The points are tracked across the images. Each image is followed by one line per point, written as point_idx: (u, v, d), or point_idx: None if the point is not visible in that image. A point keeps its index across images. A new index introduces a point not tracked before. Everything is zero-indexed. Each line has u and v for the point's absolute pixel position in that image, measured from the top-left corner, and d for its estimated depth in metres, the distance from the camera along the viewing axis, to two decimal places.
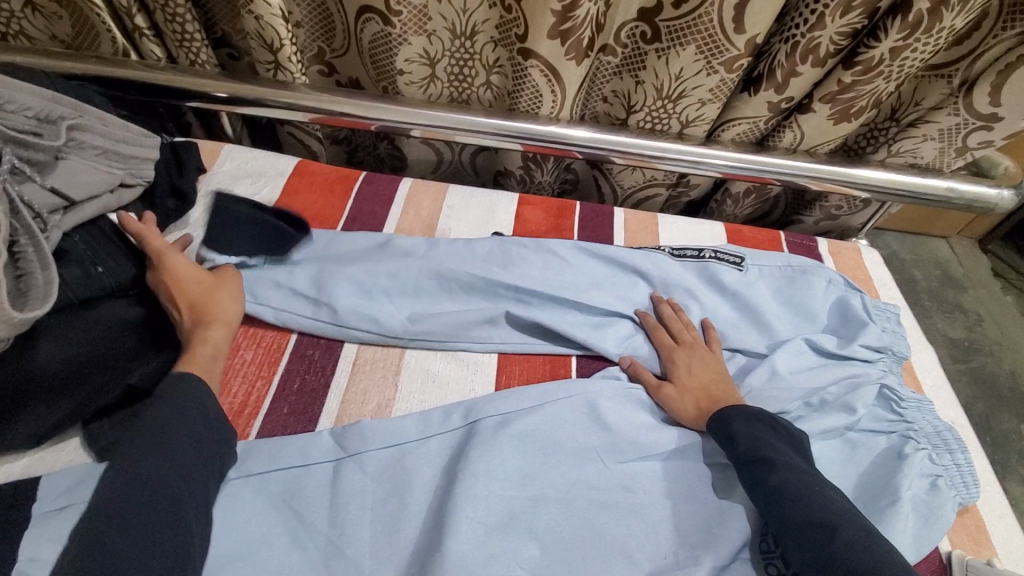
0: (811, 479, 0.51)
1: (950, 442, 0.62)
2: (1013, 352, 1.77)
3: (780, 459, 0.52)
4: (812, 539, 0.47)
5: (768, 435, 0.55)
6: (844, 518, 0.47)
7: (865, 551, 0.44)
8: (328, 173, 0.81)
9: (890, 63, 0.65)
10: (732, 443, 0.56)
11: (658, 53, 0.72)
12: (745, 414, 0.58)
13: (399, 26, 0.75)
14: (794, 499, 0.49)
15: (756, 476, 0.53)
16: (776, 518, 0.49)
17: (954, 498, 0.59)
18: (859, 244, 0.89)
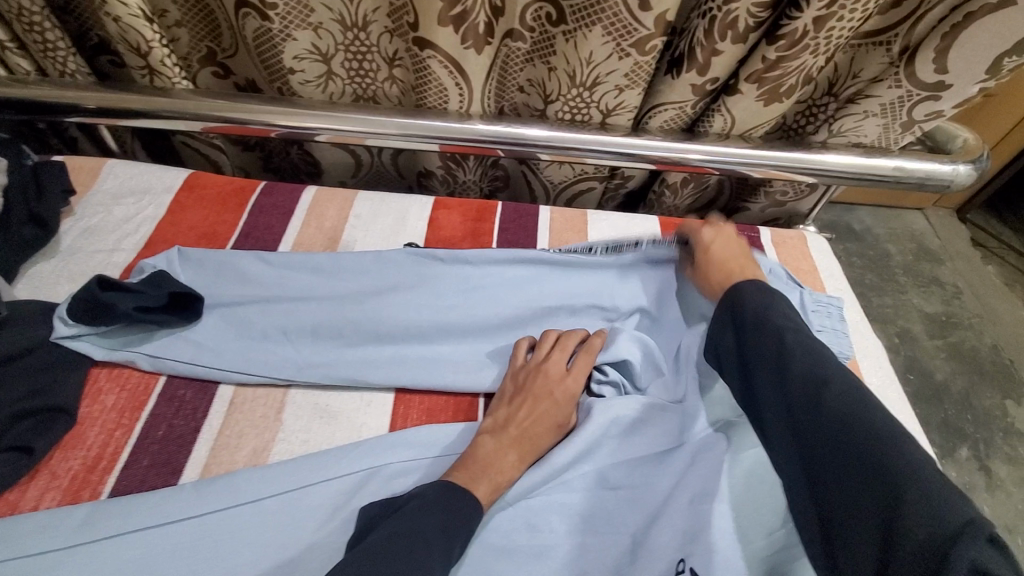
0: (814, 342, 0.49)
1: None
2: (994, 324, 1.72)
3: (780, 323, 0.51)
4: (803, 392, 0.46)
5: (770, 299, 0.54)
6: (841, 375, 0.46)
7: (861, 410, 0.43)
8: (220, 185, 0.74)
9: (817, 34, 0.58)
10: (736, 313, 0.55)
11: (566, 36, 0.65)
12: (751, 287, 0.56)
13: (278, 20, 0.67)
14: (792, 357, 0.48)
15: (753, 343, 0.52)
16: (771, 378, 0.49)
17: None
18: (806, 232, 0.83)
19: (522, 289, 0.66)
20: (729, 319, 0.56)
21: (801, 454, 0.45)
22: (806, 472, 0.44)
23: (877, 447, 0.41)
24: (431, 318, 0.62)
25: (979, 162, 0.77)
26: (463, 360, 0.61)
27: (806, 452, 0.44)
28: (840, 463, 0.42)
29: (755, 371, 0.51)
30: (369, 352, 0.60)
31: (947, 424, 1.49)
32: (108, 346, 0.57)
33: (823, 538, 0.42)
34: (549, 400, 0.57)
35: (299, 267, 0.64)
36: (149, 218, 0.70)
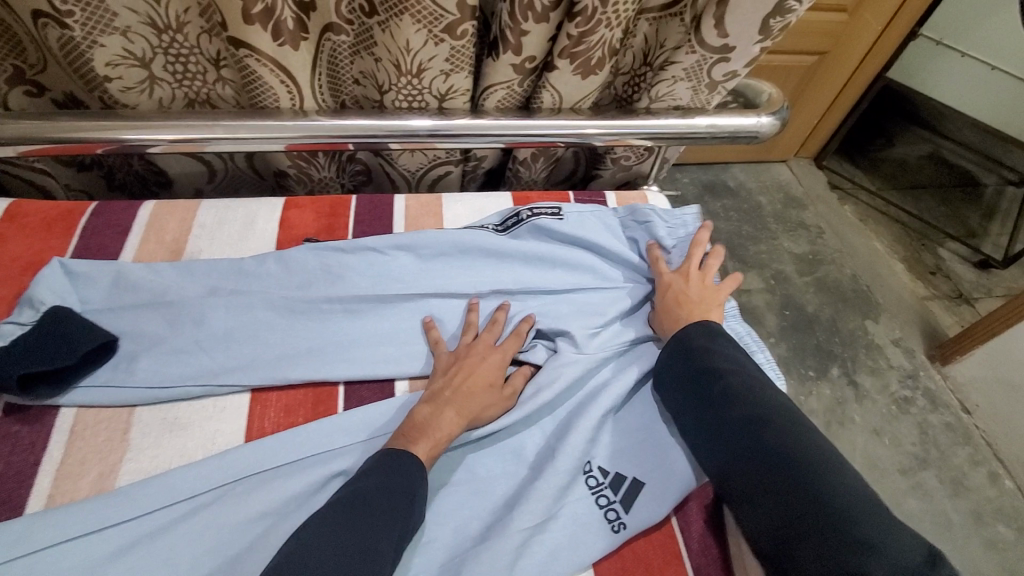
0: (752, 380, 0.58)
1: None
2: (851, 256, 1.93)
3: (729, 366, 0.59)
4: (717, 393, 0.58)
5: (721, 344, 0.62)
6: (779, 412, 0.55)
7: (802, 443, 0.52)
8: (45, 211, 0.70)
9: (605, 10, 0.64)
10: (686, 359, 0.62)
11: (381, 27, 0.67)
12: (700, 331, 0.64)
13: (79, 28, 0.62)
14: (738, 400, 0.56)
15: (703, 385, 0.59)
16: (721, 418, 0.56)
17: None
18: (649, 191, 0.90)
19: (433, 272, 0.69)
20: (682, 360, 0.62)
21: (759, 492, 0.51)
22: (754, 503, 0.51)
23: (818, 472, 0.50)
24: (340, 308, 0.65)
25: (780, 113, 0.87)
26: (366, 346, 0.64)
27: (760, 484, 0.51)
28: (790, 495, 0.49)
29: (704, 412, 0.58)
30: (219, 356, 0.60)
31: (819, 348, 1.67)
32: None
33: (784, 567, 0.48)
34: (484, 365, 0.61)
35: (196, 273, 0.65)
36: None
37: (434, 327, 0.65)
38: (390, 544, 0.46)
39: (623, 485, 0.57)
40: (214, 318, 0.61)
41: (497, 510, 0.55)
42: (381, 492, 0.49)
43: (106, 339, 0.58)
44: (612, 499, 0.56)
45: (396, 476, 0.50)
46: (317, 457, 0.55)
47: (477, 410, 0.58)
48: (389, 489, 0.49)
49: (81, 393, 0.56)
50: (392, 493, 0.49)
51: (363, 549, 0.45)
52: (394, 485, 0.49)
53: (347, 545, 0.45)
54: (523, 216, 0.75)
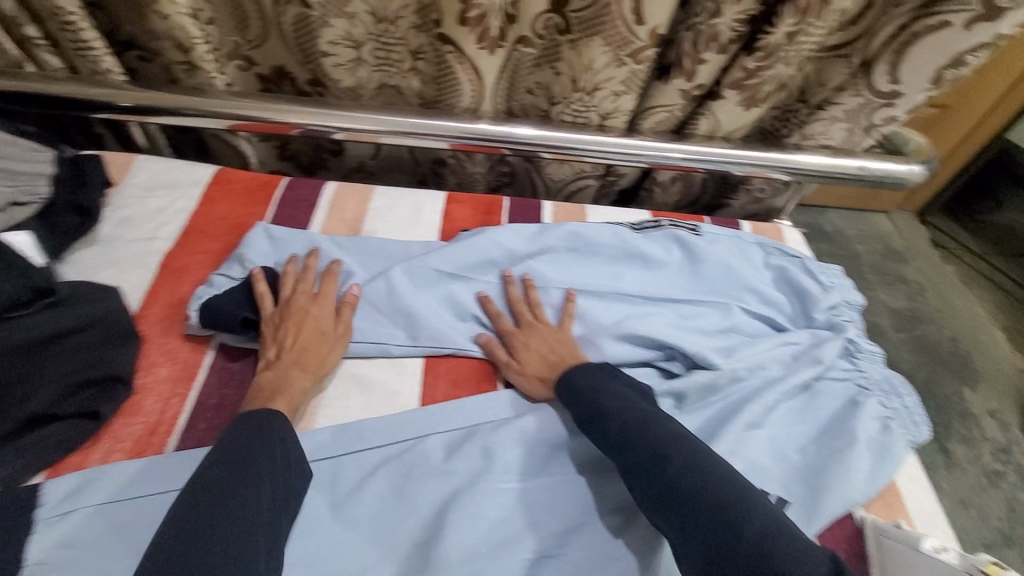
0: (647, 415, 0.54)
1: (898, 388, 0.69)
2: (953, 318, 1.85)
3: (616, 405, 0.56)
4: (609, 432, 0.54)
5: (601, 383, 0.59)
6: (675, 445, 0.51)
7: (698, 478, 0.48)
8: (247, 181, 0.79)
9: (788, 48, 0.67)
10: (578, 401, 0.59)
11: (571, 45, 0.72)
12: (586, 371, 0.61)
13: (319, 8, 0.73)
14: (634, 437, 0.52)
15: (600, 428, 0.55)
16: (623, 458, 0.52)
17: (903, 436, 0.65)
18: (782, 224, 0.92)
19: (576, 268, 0.75)
20: (570, 401, 0.59)
21: (673, 527, 0.47)
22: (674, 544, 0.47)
23: (719, 509, 0.46)
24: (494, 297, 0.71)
25: (930, 163, 0.87)
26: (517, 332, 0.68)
27: (671, 522, 0.47)
28: (702, 533, 0.45)
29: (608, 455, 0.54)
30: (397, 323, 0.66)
31: None
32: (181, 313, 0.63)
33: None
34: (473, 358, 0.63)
35: (372, 249, 0.73)
36: (180, 210, 0.75)
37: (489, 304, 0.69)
38: (266, 530, 0.46)
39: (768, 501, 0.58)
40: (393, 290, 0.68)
41: None
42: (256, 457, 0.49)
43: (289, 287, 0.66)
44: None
45: (242, 440, 0.51)
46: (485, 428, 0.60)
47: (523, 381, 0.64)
48: (239, 452, 0.50)
49: None
50: (242, 456, 0.49)
51: (237, 535, 0.44)
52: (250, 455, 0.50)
53: (186, 511, 0.45)
54: (664, 224, 0.81)
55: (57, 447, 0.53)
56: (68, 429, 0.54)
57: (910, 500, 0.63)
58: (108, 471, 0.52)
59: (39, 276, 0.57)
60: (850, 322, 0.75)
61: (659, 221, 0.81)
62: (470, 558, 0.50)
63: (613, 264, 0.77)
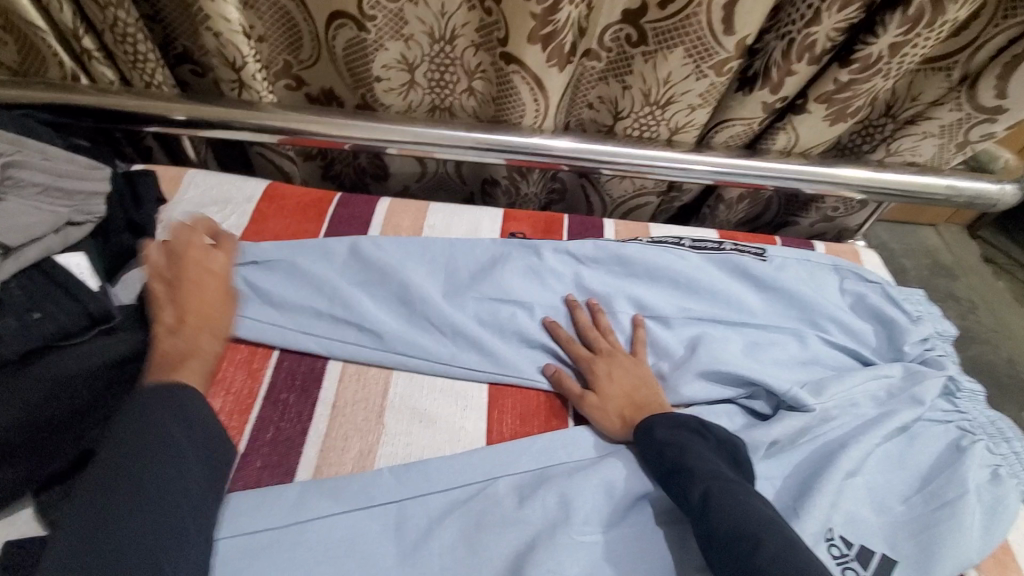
0: (739, 488, 0.48)
1: (1006, 431, 0.61)
2: (1009, 339, 1.75)
3: (703, 469, 0.49)
4: (690, 494, 0.49)
5: (684, 441, 0.53)
6: (771, 531, 0.44)
7: (796, 571, 0.40)
8: (299, 197, 0.76)
9: (890, 60, 0.62)
10: (660, 457, 0.53)
11: (645, 57, 0.68)
12: (667, 421, 0.55)
13: (374, 32, 0.70)
14: (719, 509, 0.46)
15: (682, 492, 0.50)
16: (703, 531, 0.46)
17: (1018, 486, 0.58)
18: (857, 245, 0.86)
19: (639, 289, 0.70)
20: (654, 452, 0.54)
21: None
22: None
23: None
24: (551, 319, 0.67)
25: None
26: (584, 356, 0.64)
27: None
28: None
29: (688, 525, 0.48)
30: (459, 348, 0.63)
31: None
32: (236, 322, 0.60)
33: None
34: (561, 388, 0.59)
35: (418, 255, 0.69)
36: (233, 228, 0.72)
37: (557, 328, 0.65)
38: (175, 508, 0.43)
39: (873, 560, 0.52)
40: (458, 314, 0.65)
41: None
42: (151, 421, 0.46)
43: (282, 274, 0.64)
44: (862, 573, 0.52)
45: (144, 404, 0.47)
46: (559, 469, 0.55)
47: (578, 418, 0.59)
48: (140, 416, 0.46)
49: (346, 353, 0.61)
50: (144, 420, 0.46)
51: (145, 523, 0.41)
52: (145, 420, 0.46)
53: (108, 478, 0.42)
54: (726, 248, 0.74)
55: None
56: None
57: None
58: None
59: (95, 303, 0.53)
60: (945, 356, 0.68)
61: (722, 244, 0.75)
62: None
63: (677, 287, 0.70)
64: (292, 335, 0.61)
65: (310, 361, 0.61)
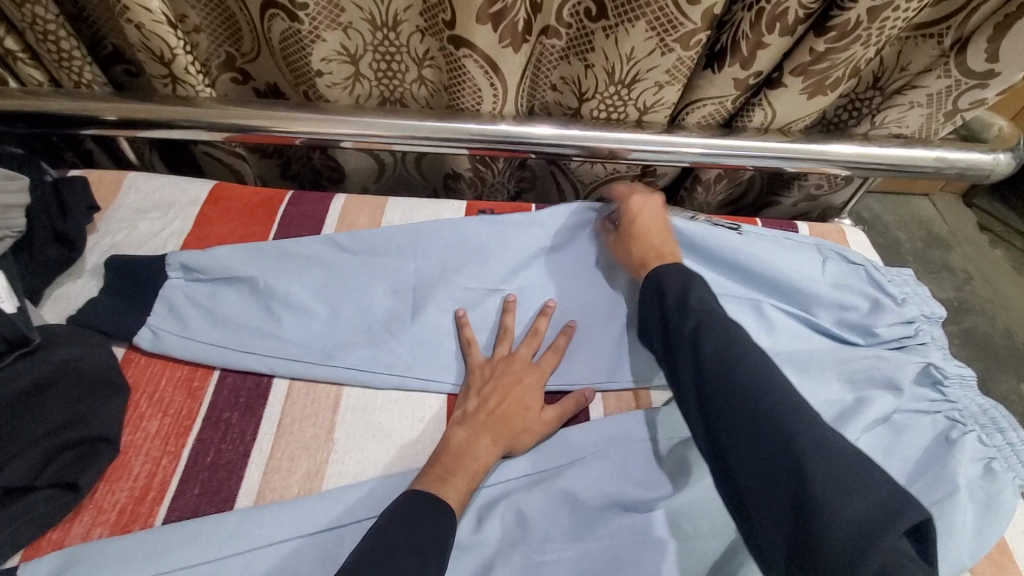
0: (730, 325, 0.49)
1: (999, 420, 0.57)
2: (1006, 309, 1.72)
3: (699, 305, 0.51)
4: (680, 329, 0.51)
5: (685, 279, 0.54)
6: (754, 363, 0.46)
7: (764, 408, 0.43)
8: (247, 197, 0.72)
9: (869, 26, 0.57)
10: (658, 296, 0.54)
11: (606, 32, 0.63)
12: (672, 266, 0.55)
13: (307, 22, 0.65)
14: (707, 342, 0.48)
15: (676, 328, 0.51)
16: (686, 364, 0.50)
17: (1013, 480, 0.54)
18: (843, 225, 0.82)
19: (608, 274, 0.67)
20: (649, 299, 0.56)
21: (713, 444, 0.46)
22: (714, 454, 0.46)
23: (779, 435, 0.42)
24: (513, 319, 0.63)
25: (1018, 151, 0.75)
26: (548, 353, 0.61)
27: (722, 435, 0.45)
28: (755, 454, 0.43)
29: (672, 357, 0.51)
30: (418, 354, 0.59)
31: None
32: (174, 338, 0.57)
33: (739, 517, 0.43)
34: (520, 383, 0.57)
35: (376, 248, 0.65)
36: (175, 234, 0.68)
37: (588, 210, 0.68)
38: None
39: None
40: (416, 324, 0.61)
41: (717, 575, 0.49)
42: (391, 538, 0.42)
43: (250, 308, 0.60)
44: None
45: (420, 524, 0.44)
46: (520, 485, 0.52)
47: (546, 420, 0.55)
48: (410, 536, 0.42)
49: (291, 367, 0.57)
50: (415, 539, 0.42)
51: None
52: (419, 537, 0.43)
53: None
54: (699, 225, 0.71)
55: (34, 524, 0.46)
56: (45, 503, 0.47)
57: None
58: (90, 551, 0.45)
59: (8, 326, 0.48)
60: (930, 342, 0.64)
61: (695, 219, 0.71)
62: None
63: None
64: (234, 351, 0.57)
65: (255, 376, 0.57)
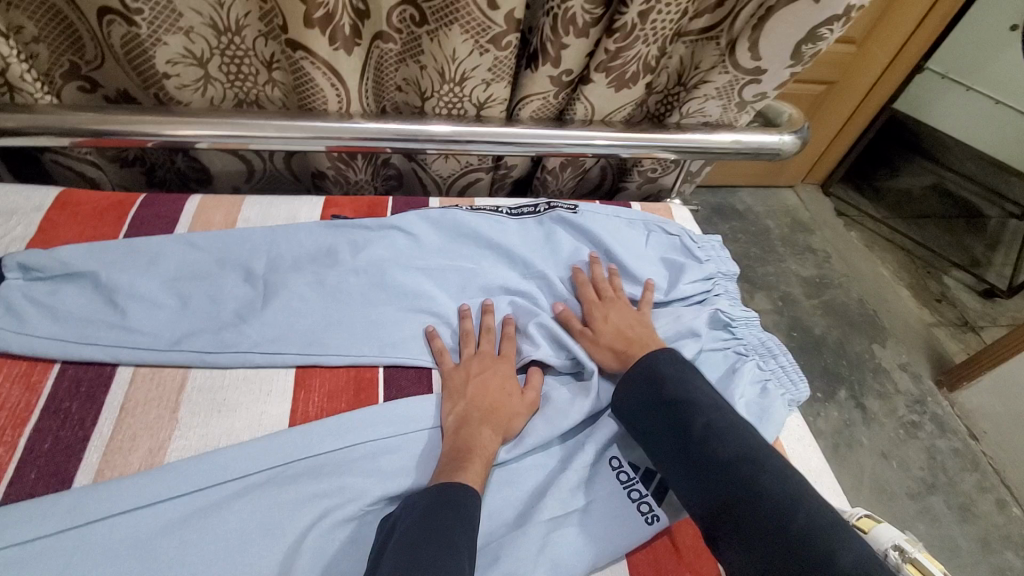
0: (732, 421, 0.55)
1: (776, 350, 0.69)
2: (858, 281, 1.95)
3: (705, 403, 0.56)
4: (681, 421, 0.56)
5: (662, 361, 0.61)
6: (766, 454, 0.52)
7: (790, 497, 0.48)
8: (95, 201, 0.73)
9: (644, 27, 0.68)
10: (657, 389, 0.59)
11: (430, 36, 0.71)
12: (669, 360, 0.61)
13: (145, 25, 0.66)
14: (722, 437, 0.53)
15: (682, 420, 0.56)
16: (710, 458, 0.53)
17: (782, 397, 0.66)
18: (672, 204, 0.93)
19: (453, 259, 0.73)
20: (652, 390, 0.59)
21: (737, 541, 0.48)
22: (745, 551, 0.47)
23: (793, 517, 0.47)
24: (358, 296, 0.68)
25: (800, 133, 0.90)
26: (390, 328, 0.66)
27: (737, 534, 0.48)
28: (771, 534, 0.47)
29: (686, 454, 0.54)
30: (267, 333, 0.63)
31: (826, 369, 1.69)
32: (11, 333, 0.57)
33: None
34: (496, 374, 0.62)
35: (226, 241, 0.69)
36: (17, 238, 0.68)
37: (580, 276, 0.74)
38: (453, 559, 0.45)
39: (654, 479, 0.58)
40: (264, 310, 0.64)
41: (533, 501, 0.56)
42: (429, 524, 0.47)
43: (135, 302, 0.62)
44: (645, 492, 0.57)
45: (457, 493, 0.50)
46: (364, 448, 0.56)
47: (511, 399, 0.61)
48: (450, 503, 0.49)
49: (135, 353, 0.59)
50: (456, 505, 0.49)
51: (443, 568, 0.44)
52: (462, 511, 0.49)
53: (434, 541, 0.46)
54: (541, 208, 0.80)
55: None
56: None
57: (795, 454, 0.67)
58: None
59: None
60: (724, 294, 0.76)
61: (538, 204, 0.80)
62: None
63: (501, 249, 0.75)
64: (75, 343, 0.58)
65: (98, 367, 0.59)
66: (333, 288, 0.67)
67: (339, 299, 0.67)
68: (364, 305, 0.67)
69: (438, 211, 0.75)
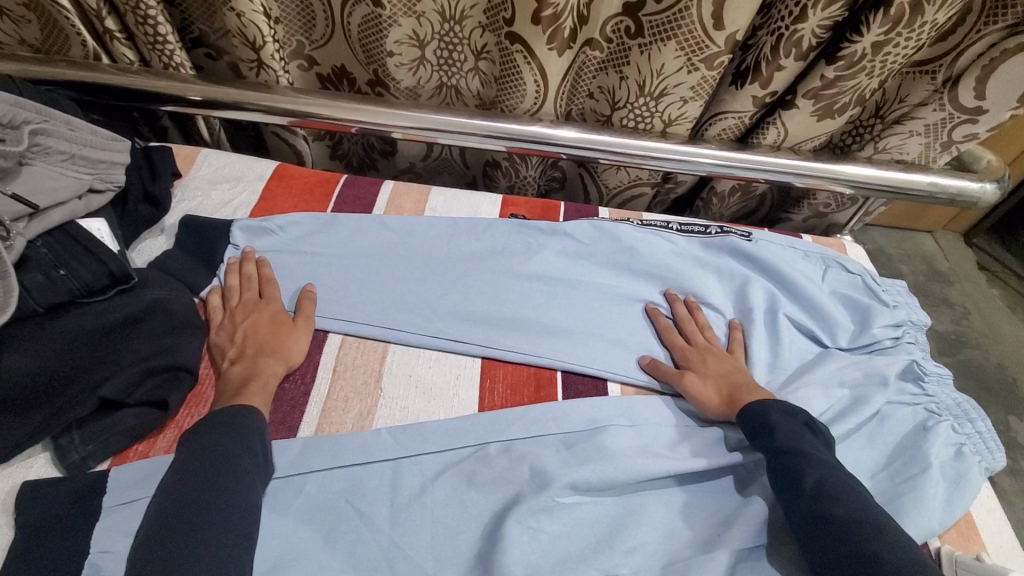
0: (850, 482, 0.52)
1: (971, 413, 0.65)
2: (1000, 344, 1.77)
3: (818, 458, 0.53)
4: (794, 471, 0.53)
5: (773, 409, 0.58)
6: (889, 524, 0.48)
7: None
8: (306, 177, 0.80)
9: (873, 58, 0.65)
10: (768, 436, 0.56)
11: (641, 49, 0.71)
12: (780, 408, 0.58)
13: (388, 8, 0.72)
14: (837, 497, 0.50)
15: (793, 469, 0.53)
16: (825, 516, 0.49)
17: (979, 464, 0.62)
18: (844, 240, 0.89)
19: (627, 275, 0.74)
20: (760, 442, 0.56)
21: None
22: None
23: None
24: (540, 296, 0.70)
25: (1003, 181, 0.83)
26: (568, 332, 0.68)
27: None
28: None
29: (794, 506, 0.52)
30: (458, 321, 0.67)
31: None
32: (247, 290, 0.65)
33: None
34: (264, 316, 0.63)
35: (419, 229, 0.73)
36: (244, 203, 0.75)
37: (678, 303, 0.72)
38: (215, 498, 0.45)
39: None
40: (455, 299, 0.68)
41: (714, 526, 0.56)
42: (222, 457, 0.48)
43: (345, 276, 0.68)
44: None
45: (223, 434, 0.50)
46: (551, 444, 0.58)
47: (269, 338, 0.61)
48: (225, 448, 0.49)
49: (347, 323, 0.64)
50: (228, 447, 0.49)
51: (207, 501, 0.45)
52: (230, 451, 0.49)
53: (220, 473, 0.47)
54: (712, 230, 0.79)
55: (129, 433, 0.53)
56: (136, 417, 0.54)
57: (987, 527, 0.62)
58: None
59: (114, 263, 0.56)
60: (914, 344, 0.71)
61: (709, 226, 0.79)
62: (533, 573, 0.49)
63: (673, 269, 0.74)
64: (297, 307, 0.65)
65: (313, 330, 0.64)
66: (516, 286, 0.70)
67: (523, 297, 0.69)
68: (546, 308, 0.69)
69: (615, 224, 0.76)
